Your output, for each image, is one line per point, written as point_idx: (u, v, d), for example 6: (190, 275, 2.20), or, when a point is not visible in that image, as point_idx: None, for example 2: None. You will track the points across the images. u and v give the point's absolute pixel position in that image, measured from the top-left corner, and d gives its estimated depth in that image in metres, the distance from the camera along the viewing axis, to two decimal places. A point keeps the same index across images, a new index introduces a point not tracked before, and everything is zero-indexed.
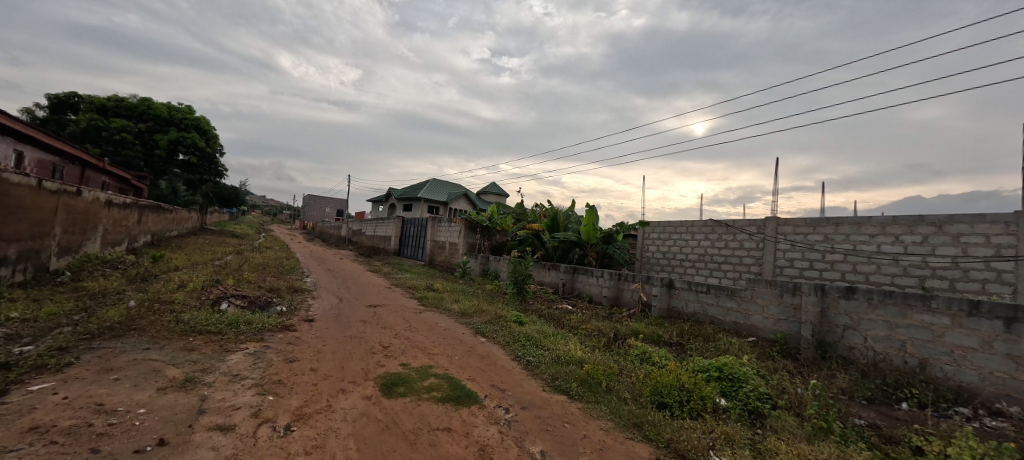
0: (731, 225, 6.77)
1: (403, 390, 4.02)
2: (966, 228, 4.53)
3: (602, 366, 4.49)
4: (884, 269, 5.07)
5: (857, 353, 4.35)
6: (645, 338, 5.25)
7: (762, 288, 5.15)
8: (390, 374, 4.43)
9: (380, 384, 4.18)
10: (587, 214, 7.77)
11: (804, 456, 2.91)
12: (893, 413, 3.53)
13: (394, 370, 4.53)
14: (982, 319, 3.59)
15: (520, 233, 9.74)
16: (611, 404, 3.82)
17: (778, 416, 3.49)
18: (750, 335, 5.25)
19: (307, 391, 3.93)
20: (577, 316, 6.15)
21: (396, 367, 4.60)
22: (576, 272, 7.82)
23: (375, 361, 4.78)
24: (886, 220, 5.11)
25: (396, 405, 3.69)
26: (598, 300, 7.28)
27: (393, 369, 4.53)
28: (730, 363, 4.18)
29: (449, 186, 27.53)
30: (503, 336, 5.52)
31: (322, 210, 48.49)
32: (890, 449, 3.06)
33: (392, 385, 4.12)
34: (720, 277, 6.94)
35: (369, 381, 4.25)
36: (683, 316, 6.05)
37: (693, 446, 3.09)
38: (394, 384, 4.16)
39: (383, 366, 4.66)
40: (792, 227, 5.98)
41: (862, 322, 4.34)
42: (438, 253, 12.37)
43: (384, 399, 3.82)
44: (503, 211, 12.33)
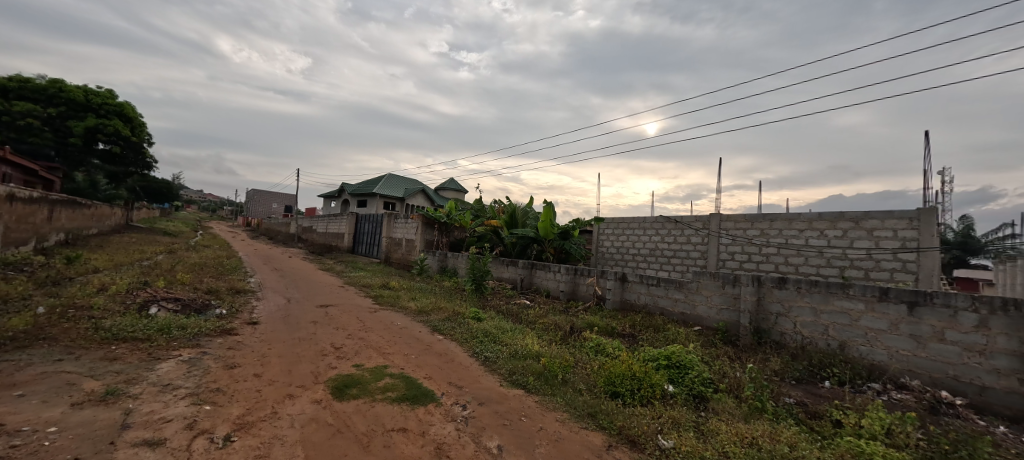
0: (679, 221, 7.12)
1: (356, 392, 3.86)
2: (878, 223, 5.05)
3: (558, 359, 4.57)
4: (811, 261, 5.56)
5: (788, 337, 4.73)
6: (600, 331, 5.40)
7: (706, 280, 5.46)
8: (341, 375, 4.25)
9: (331, 386, 3.99)
10: (544, 210, 7.83)
11: (742, 435, 3.12)
12: (818, 391, 3.88)
13: (346, 371, 4.34)
14: (891, 304, 4.03)
15: (479, 229, 9.69)
16: (566, 396, 3.89)
17: (719, 399, 3.72)
18: (696, 324, 5.55)
19: (249, 398, 3.67)
20: (534, 311, 6.22)
21: (349, 369, 4.41)
22: (534, 268, 7.92)
23: (326, 364, 4.56)
24: (813, 216, 5.58)
25: (348, 408, 3.55)
26: (555, 295, 7.40)
27: (344, 371, 4.34)
28: (677, 351, 4.40)
29: (406, 182, 26.92)
30: (461, 333, 5.47)
31: (269, 206, 45.78)
32: (815, 423, 3.35)
33: (344, 388, 3.94)
34: (669, 270, 7.29)
35: (318, 384, 4.04)
36: (635, 308, 6.30)
37: (643, 431, 3.23)
38: (346, 386, 3.98)
39: (335, 368, 4.46)
40: (733, 222, 6.39)
41: (792, 309, 4.73)
42: (394, 250, 12.04)
43: (335, 402, 3.65)
44: (462, 207, 12.23)
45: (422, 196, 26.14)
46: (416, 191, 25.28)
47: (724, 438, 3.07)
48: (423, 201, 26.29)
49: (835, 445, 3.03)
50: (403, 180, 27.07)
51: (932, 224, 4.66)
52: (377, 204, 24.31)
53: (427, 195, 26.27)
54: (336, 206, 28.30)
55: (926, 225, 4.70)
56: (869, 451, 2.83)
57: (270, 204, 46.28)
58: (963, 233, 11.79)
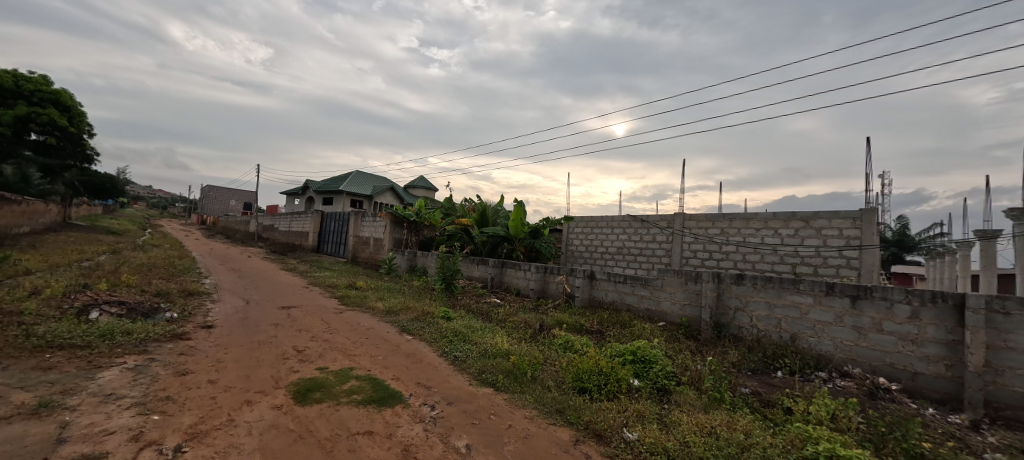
0: (645, 220, 7.33)
1: (320, 396, 3.73)
2: (826, 222, 5.38)
3: (527, 357, 4.59)
4: (766, 258, 5.86)
5: (745, 331, 4.97)
6: (569, 328, 5.48)
7: (670, 277, 5.65)
8: (304, 379, 4.09)
9: (293, 391, 3.83)
10: (514, 209, 7.88)
11: (702, 425, 3.25)
12: (771, 380, 4.10)
13: (309, 375, 4.18)
14: (836, 298, 4.32)
15: (449, 228, 9.60)
16: (535, 393, 3.91)
17: (681, 391, 3.86)
18: (661, 320, 5.73)
19: (203, 406, 3.47)
20: (504, 309, 6.23)
21: (312, 372, 4.25)
22: (505, 266, 7.93)
23: (287, 367, 4.37)
24: (768, 215, 5.89)
25: (310, 412, 3.42)
26: (525, 293, 7.45)
27: (307, 375, 4.18)
28: (642, 346, 4.52)
29: (375, 179, 26.31)
30: (430, 333, 5.39)
31: (226, 203, 43.50)
32: (768, 411, 3.54)
33: (307, 392, 3.79)
34: (636, 268, 7.49)
35: (279, 389, 3.87)
36: (603, 305, 6.43)
37: (609, 425, 3.30)
38: (309, 390, 3.84)
39: (298, 371, 4.28)
40: (695, 221, 6.65)
41: (749, 304, 4.97)
42: (362, 249, 11.74)
43: (297, 407, 3.50)
44: (432, 205, 12.07)
45: (390, 194, 25.62)
46: (385, 189, 24.76)
47: (685, 429, 3.19)
48: (391, 199, 25.80)
49: (787, 431, 3.21)
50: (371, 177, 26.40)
51: (872, 224, 5.02)
52: (344, 201, 23.59)
53: (395, 193, 25.77)
54: (300, 204, 27.23)
55: (867, 224, 5.06)
56: (816, 435, 3.02)
57: (228, 202, 43.96)
58: (897, 233, 12.83)
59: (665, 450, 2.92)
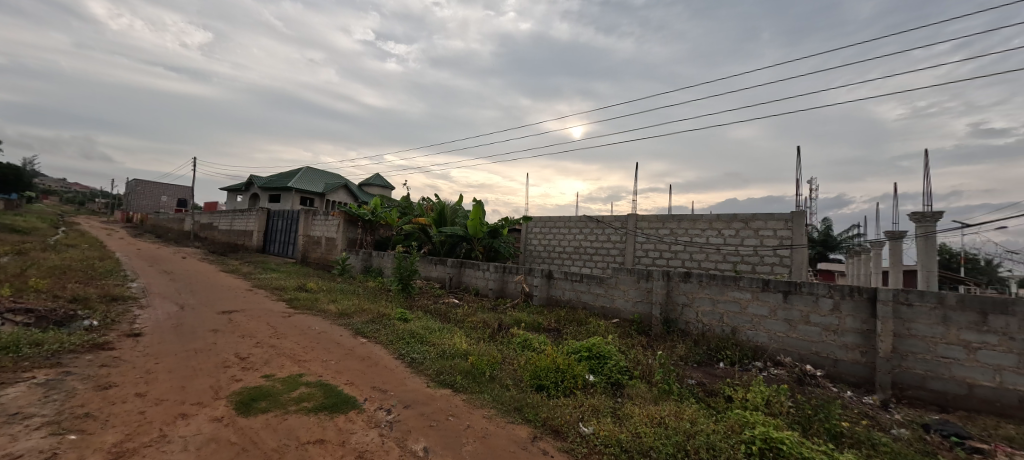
0: (600, 220, 7.56)
1: (265, 405, 3.50)
2: (762, 224, 5.82)
3: (486, 357, 4.58)
4: (710, 257, 6.25)
5: (691, 325, 5.26)
6: (527, 327, 5.53)
7: (624, 275, 5.86)
8: (247, 388, 3.82)
9: (234, 401, 3.57)
10: (474, 208, 7.84)
11: (652, 416, 3.40)
12: (714, 371, 4.37)
13: (253, 383, 3.91)
14: (770, 293, 4.68)
15: (406, 227, 9.38)
16: (493, 392, 3.91)
17: (634, 384, 4.01)
18: (615, 317, 5.93)
19: (129, 422, 3.14)
20: (462, 310, 6.17)
21: (257, 380, 3.98)
22: (463, 266, 7.87)
23: (228, 376, 4.06)
24: (712, 217, 6.28)
25: (255, 423, 3.20)
26: (484, 293, 7.44)
27: (251, 383, 3.91)
28: (597, 343, 4.66)
29: (328, 176, 25.17)
30: (386, 335, 5.23)
31: (156, 199, 39.79)
32: (712, 400, 3.78)
33: (250, 401, 3.55)
34: (592, 267, 7.71)
35: (219, 400, 3.59)
36: (560, 303, 6.56)
37: (565, 420, 3.37)
38: (253, 399, 3.59)
39: (240, 380, 4.00)
40: (647, 222, 6.95)
41: (695, 300, 5.27)
42: (312, 249, 11.18)
43: (239, 418, 3.26)
44: (388, 204, 11.74)
45: (344, 191, 24.61)
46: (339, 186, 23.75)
47: (636, 420, 3.32)
48: (345, 196, 24.78)
49: (727, 417, 3.44)
50: (323, 174, 25.18)
51: (802, 225, 5.50)
52: (293, 199, 22.34)
53: (349, 190, 24.79)
54: (244, 201, 25.41)
55: (797, 226, 5.53)
56: (753, 420, 3.26)
57: (159, 197, 40.22)
58: (821, 233, 14.15)
59: (619, 442, 3.03)
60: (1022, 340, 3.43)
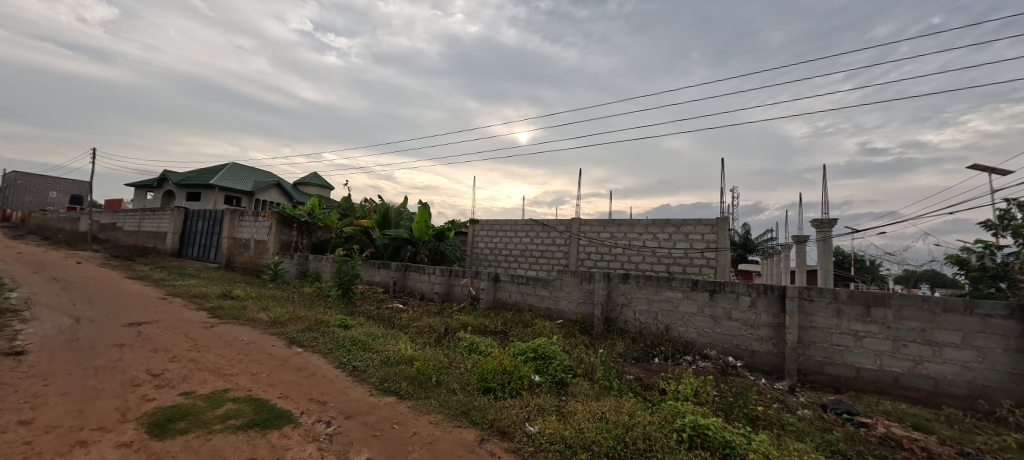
0: (545, 224, 7.75)
1: (185, 426, 3.07)
2: (692, 228, 6.31)
3: (432, 362, 4.48)
4: (646, 259, 6.65)
5: (629, 323, 5.55)
6: (473, 330, 5.50)
7: (568, 278, 6.05)
8: (163, 408, 3.34)
9: (147, 425, 3.09)
10: (419, 211, 7.68)
11: (595, 412, 3.53)
12: (650, 366, 4.63)
13: (170, 403, 3.44)
14: (698, 292, 5.08)
15: (347, 230, 8.95)
16: (440, 397, 3.83)
17: (577, 383, 4.13)
18: (559, 317, 6.10)
19: (9, 455, 2.65)
20: (407, 314, 6.00)
21: (173, 399, 3.51)
22: (408, 270, 7.66)
23: (138, 395, 3.56)
24: (648, 222, 6.69)
25: (173, 446, 2.82)
26: (430, 297, 7.29)
27: (167, 403, 3.43)
28: (543, 343, 4.75)
29: (257, 175, 23.26)
30: (325, 344, 4.89)
31: (43, 195, 34.23)
32: (647, 393, 4.01)
33: (166, 422, 3.10)
34: (538, 269, 7.86)
35: (128, 423, 3.11)
36: (506, 306, 6.62)
37: (512, 421, 3.38)
38: (170, 421, 3.13)
39: (153, 399, 3.52)
40: (589, 226, 7.24)
41: (633, 299, 5.57)
42: (240, 253, 10.24)
43: (154, 442, 2.85)
44: (327, 204, 11.11)
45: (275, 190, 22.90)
46: (269, 186, 22.09)
47: (579, 417, 3.43)
48: (276, 196, 23.02)
49: (661, 409, 3.67)
50: (251, 171, 23.20)
51: (725, 230, 6.03)
52: (216, 199, 20.34)
53: (281, 189, 23.12)
54: (154, 199, 22.65)
55: (721, 230, 6.06)
56: (683, 409, 3.52)
57: (47, 194, 34.65)
58: (741, 237, 15.63)
59: (563, 439, 3.10)
60: (895, 328, 4.06)
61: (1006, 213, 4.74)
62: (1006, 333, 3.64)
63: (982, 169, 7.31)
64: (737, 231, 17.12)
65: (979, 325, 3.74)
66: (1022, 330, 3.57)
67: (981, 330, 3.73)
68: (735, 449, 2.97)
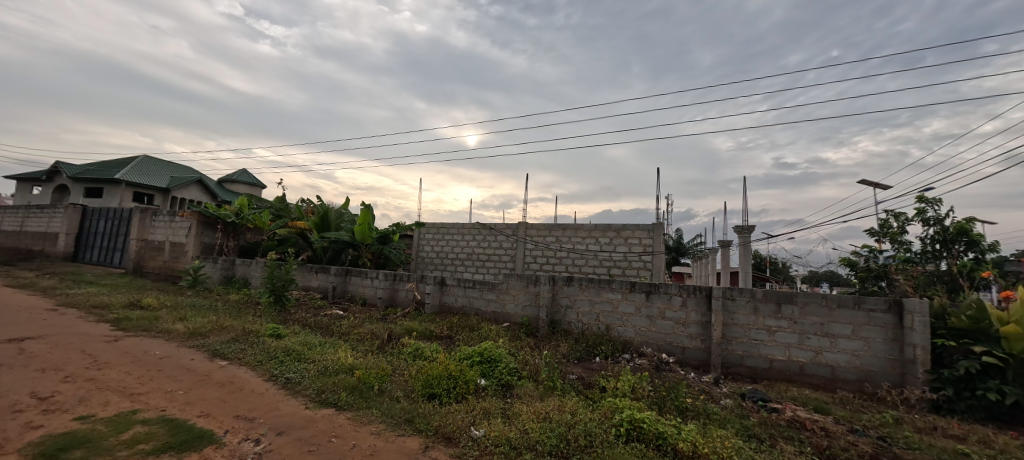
0: (492, 228, 7.79)
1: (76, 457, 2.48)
2: (631, 232, 6.67)
3: (373, 370, 4.02)
4: (589, 262, 6.93)
5: (573, 324, 5.74)
6: (418, 336, 5.37)
7: (514, 281, 6.11)
8: (50, 438, 2.76)
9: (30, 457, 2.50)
10: (362, 212, 7.37)
11: (539, 413, 3.55)
12: (591, 366, 4.80)
13: (60, 431, 2.87)
14: (636, 293, 5.39)
15: (280, 232, 8.36)
16: (382, 407, 3.37)
17: (522, 384, 4.08)
18: (505, 321, 6.15)
19: None
20: (347, 321, 5.72)
21: (66, 424, 2.98)
22: (349, 274, 7.32)
23: (19, 423, 3.00)
24: (591, 226, 6.97)
25: None
26: (372, 302, 7.01)
27: (57, 431, 2.88)
28: (489, 347, 4.63)
29: (176, 171, 20.95)
30: (254, 355, 4.40)
31: None
32: (589, 391, 4.12)
33: (55, 452, 2.53)
34: (485, 273, 7.87)
35: (6, 455, 2.55)
36: (452, 310, 6.54)
37: (457, 426, 3.17)
38: (60, 450, 2.56)
39: (40, 426, 2.97)
40: (535, 230, 7.40)
41: (576, 301, 5.77)
42: (152, 257, 9.15)
43: None
44: (259, 205, 10.29)
45: (197, 189, 20.70)
46: (190, 182, 19.77)
47: (524, 418, 3.42)
48: (198, 195, 20.80)
49: (601, 406, 3.80)
50: (166, 167, 20.77)
51: (660, 235, 6.45)
52: (123, 195, 17.96)
53: (204, 186, 20.82)
54: (42, 195, 19.50)
55: (657, 235, 6.46)
56: (621, 405, 3.70)
57: None
58: (675, 241, 16.78)
59: (508, 441, 3.06)
60: (801, 322, 4.59)
61: (885, 222, 5.54)
62: (885, 325, 4.26)
63: (868, 184, 8.50)
64: (671, 235, 18.37)
65: (865, 318, 4.34)
66: (897, 322, 4.21)
67: (866, 322, 4.33)
68: (667, 439, 3.19)
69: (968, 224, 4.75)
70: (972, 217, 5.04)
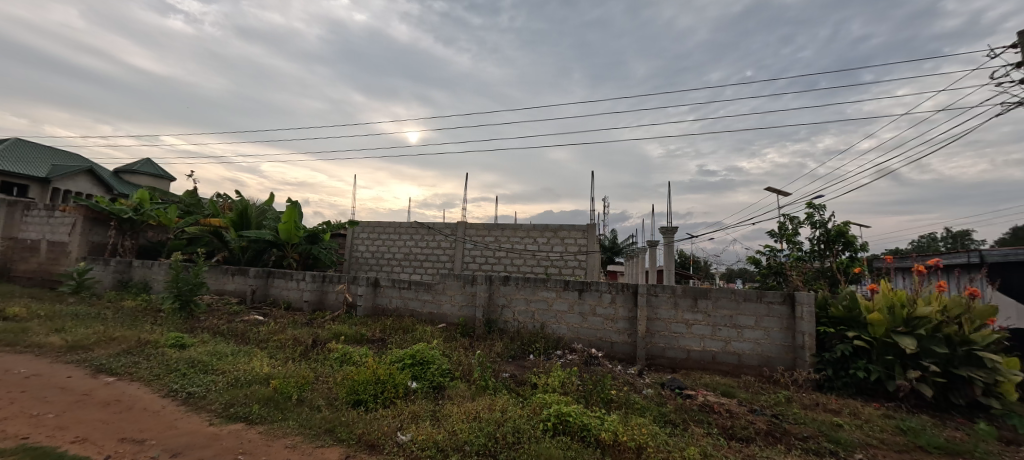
0: (431, 227, 7.66)
1: None
2: (567, 232, 6.90)
3: (293, 378, 3.77)
4: (527, 262, 7.08)
5: (509, 323, 5.82)
6: (347, 340, 5.12)
7: (451, 281, 6.07)
8: None
9: None
10: (287, 210, 6.87)
11: (468, 413, 3.55)
12: (524, 363, 4.90)
13: None
14: (569, 291, 5.60)
15: (191, 230, 7.55)
16: (300, 417, 3.17)
17: (454, 385, 4.05)
18: (441, 322, 6.09)
19: None
20: (267, 327, 5.32)
21: None
22: (271, 276, 6.81)
23: None
24: (529, 227, 7.12)
25: None
26: (298, 306, 6.58)
27: None
28: (422, 348, 4.54)
29: (60, 159, 18.19)
30: (150, 369, 3.92)
31: None
32: (520, 389, 4.21)
33: None
34: (422, 273, 7.73)
35: None
36: (386, 312, 6.34)
37: (382, 432, 3.05)
38: None
39: None
40: (474, 230, 7.40)
41: (512, 300, 5.86)
42: (24, 258, 7.80)
43: None
44: (165, 199, 9.21)
45: (86, 178, 17.72)
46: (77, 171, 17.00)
47: (454, 419, 3.39)
48: (88, 185, 17.84)
49: (531, 402, 3.90)
50: (40, 153, 17.59)
51: (594, 235, 6.75)
52: None
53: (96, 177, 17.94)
54: None
55: (591, 235, 6.75)
56: (550, 400, 3.83)
57: None
58: (611, 242, 17.71)
59: (435, 443, 3.01)
60: (713, 315, 5.07)
61: (783, 225, 6.26)
62: (781, 316, 4.84)
63: (773, 192, 9.54)
64: (608, 235, 19.38)
65: (765, 310, 4.90)
66: (790, 313, 4.80)
67: (766, 313, 4.89)
68: (590, 430, 3.36)
69: (845, 227, 5.54)
70: (848, 221, 5.87)
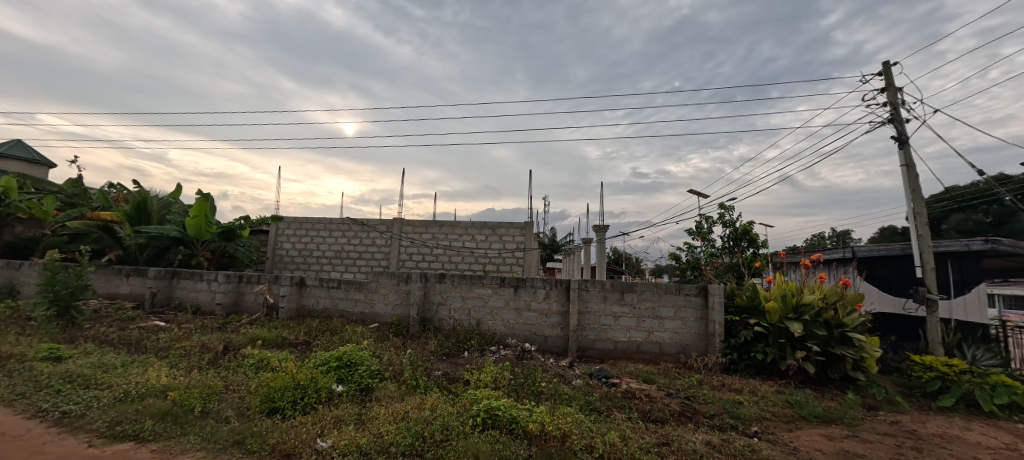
0: (365, 224, 7.36)
1: None
2: (505, 229, 7.00)
3: (198, 389, 3.47)
4: (465, 259, 7.09)
5: (444, 321, 5.80)
6: (265, 344, 4.79)
7: (384, 279, 5.90)
8: None
9: None
10: (198, 203, 6.21)
11: (396, 413, 3.50)
12: (458, 361, 4.91)
13: None
14: (505, 288, 5.70)
15: (75, 225, 6.57)
16: (204, 431, 2.92)
17: (383, 386, 3.96)
18: (373, 322, 5.90)
19: None
20: (169, 334, 4.79)
21: None
22: (176, 277, 6.15)
23: None
24: (467, 224, 7.12)
25: None
26: (208, 310, 6.01)
27: None
28: (348, 350, 4.37)
29: None
30: (11, 388, 3.36)
31: None
32: (452, 386, 4.22)
33: None
34: (355, 272, 7.41)
35: None
36: (313, 314, 6.00)
37: (299, 441, 2.89)
38: None
39: None
40: (411, 227, 7.26)
41: (449, 298, 5.84)
42: None
43: None
44: (42, 189, 7.92)
45: None
46: None
47: (380, 421, 3.32)
48: None
49: (462, 399, 3.93)
50: None
51: (531, 232, 6.91)
52: None
53: None
54: None
55: (528, 232, 6.91)
56: (480, 396, 3.89)
57: None
58: (550, 239, 18.29)
59: (359, 447, 2.92)
60: (638, 307, 5.45)
61: (700, 224, 6.88)
62: (695, 306, 5.33)
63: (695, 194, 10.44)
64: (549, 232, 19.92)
65: (682, 301, 5.36)
66: (703, 303, 5.31)
67: (683, 304, 5.36)
68: (518, 422, 3.46)
69: (749, 227, 6.23)
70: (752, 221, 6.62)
